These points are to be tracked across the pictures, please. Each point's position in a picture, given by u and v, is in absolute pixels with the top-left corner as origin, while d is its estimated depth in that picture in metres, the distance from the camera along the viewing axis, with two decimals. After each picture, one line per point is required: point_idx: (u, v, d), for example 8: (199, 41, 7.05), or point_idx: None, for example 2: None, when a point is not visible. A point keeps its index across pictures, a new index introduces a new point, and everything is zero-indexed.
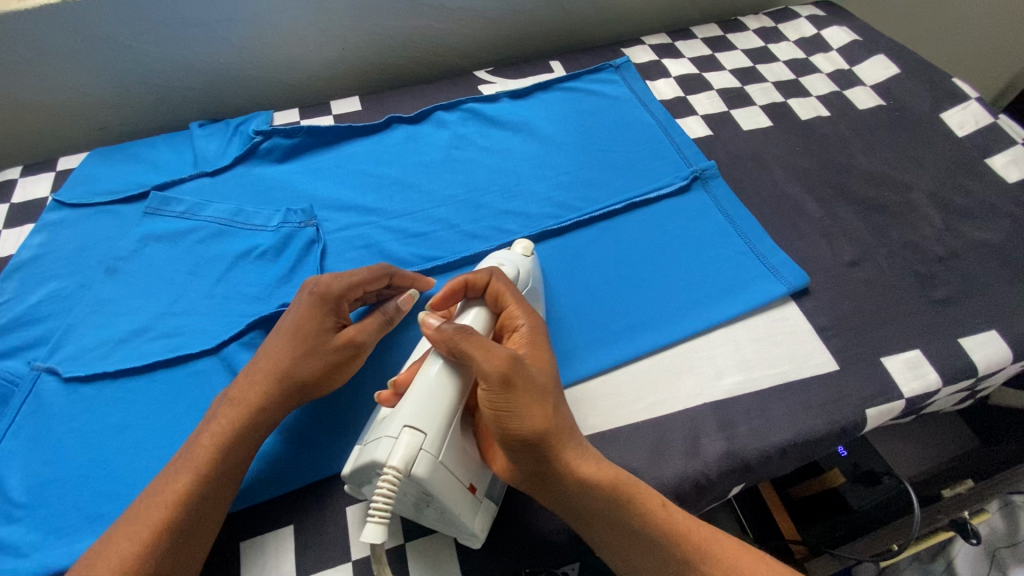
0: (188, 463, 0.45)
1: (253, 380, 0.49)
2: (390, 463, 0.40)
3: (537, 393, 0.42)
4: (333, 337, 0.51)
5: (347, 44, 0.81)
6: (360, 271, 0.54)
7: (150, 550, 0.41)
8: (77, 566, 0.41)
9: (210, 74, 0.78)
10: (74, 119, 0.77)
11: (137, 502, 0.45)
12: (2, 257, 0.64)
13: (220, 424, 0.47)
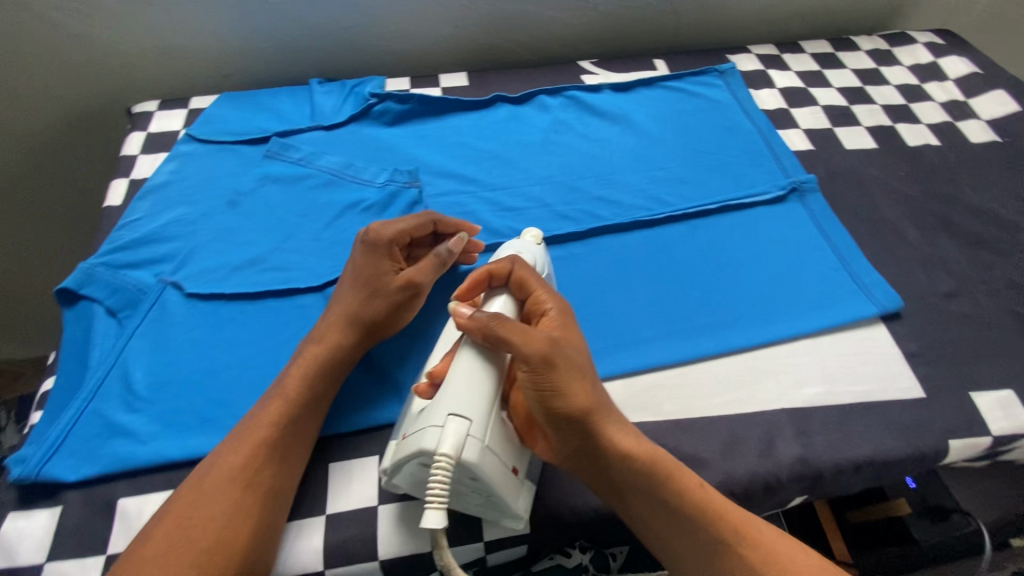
0: (281, 390, 0.50)
1: (327, 323, 0.54)
2: (441, 451, 0.41)
3: (577, 370, 0.44)
4: (392, 278, 0.55)
5: (462, 20, 0.84)
6: (407, 219, 0.57)
7: (256, 458, 0.46)
8: (194, 474, 0.46)
9: (333, 36, 0.82)
10: (209, 63, 0.83)
11: (237, 425, 0.50)
12: (138, 179, 0.70)
13: (306, 359, 0.52)
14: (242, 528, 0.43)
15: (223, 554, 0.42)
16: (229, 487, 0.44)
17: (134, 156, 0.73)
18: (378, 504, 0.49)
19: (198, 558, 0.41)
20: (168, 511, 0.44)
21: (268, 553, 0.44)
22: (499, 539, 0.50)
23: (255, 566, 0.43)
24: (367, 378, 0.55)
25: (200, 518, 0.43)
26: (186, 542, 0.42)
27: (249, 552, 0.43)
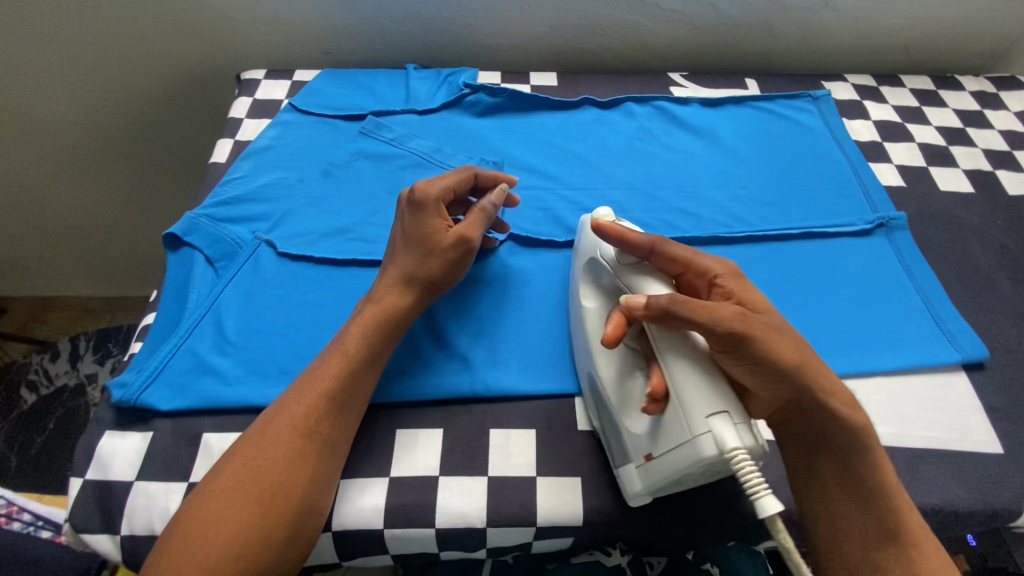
0: (341, 347, 0.52)
1: (387, 285, 0.55)
2: (731, 448, 0.39)
3: (777, 328, 0.43)
4: (443, 236, 0.56)
5: (558, 21, 0.86)
6: (446, 176, 0.59)
7: (316, 409, 0.49)
8: (260, 419, 0.49)
9: (432, 25, 0.85)
10: (314, 40, 0.88)
11: (299, 376, 0.52)
12: (242, 141, 0.75)
13: (365, 317, 0.54)
14: (300, 474, 0.46)
15: (283, 495, 0.45)
16: (290, 434, 0.47)
17: (240, 119, 0.77)
18: (440, 475, 0.51)
19: (261, 497, 0.45)
20: (235, 449, 0.47)
21: (324, 498, 0.47)
22: (551, 526, 0.50)
23: (311, 510, 0.46)
24: (440, 354, 0.57)
25: (262, 460, 0.46)
26: (252, 481, 0.45)
27: (306, 496, 0.46)
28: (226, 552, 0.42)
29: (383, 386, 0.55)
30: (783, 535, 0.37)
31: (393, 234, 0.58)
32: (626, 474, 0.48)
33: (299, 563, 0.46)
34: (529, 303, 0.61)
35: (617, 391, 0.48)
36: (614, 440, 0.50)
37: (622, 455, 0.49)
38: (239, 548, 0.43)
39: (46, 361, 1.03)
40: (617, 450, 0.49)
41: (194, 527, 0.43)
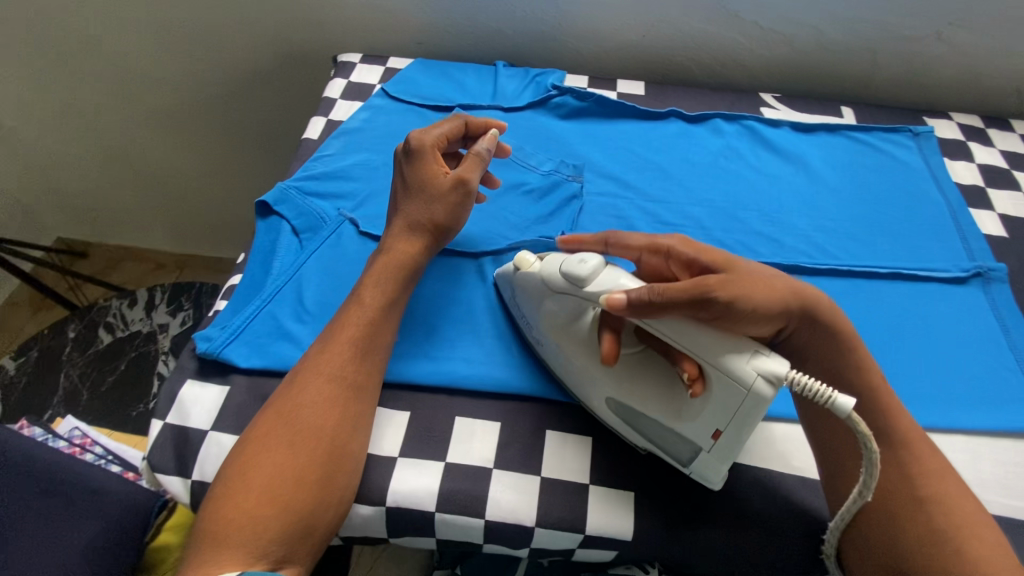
0: (358, 299, 0.54)
1: (395, 235, 0.58)
2: (781, 374, 0.41)
3: (754, 275, 0.46)
4: (441, 179, 0.58)
5: (652, 30, 0.85)
6: (440, 126, 0.61)
7: (342, 354, 0.51)
8: (290, 375, 0.51)
9: (526, 25, 0.87)
10: (409, 30, 0.90)
11: (321, 335, 0.54)
12: (334, 121, 0.78)
13: (378, 267, 0.56)
14: (331, 416, 0.48)
15: (317, 436, 0.47)
16: (317, 378, 0.50)
17: (334, 99, 0.80)
18: (494, 467, 0.51)
19: (295, 438, 0.47)
20: (271, 399, 0.50)
21: (356, 442, 0.49)
22: (599, 536, 0.49)
23: (345, 453, 0.48)
24: (504, 348, 0.58)
25: (292, 403, 0.48)
26: (286, 421, 0.48)
27: (339, 438, 0.48)
28: (268, 491, 0.45)
29: (449, 374, 0.56)
30: (860, 425, 0.41)
31: (394, 190, 0.61)
32: (701, 465, 0.48)
33: (341, 511, 0.48)
34: None
35: (644, 385, 0.49)
36: (664, 440, 0.50)
37: (682, 446, 0.49)
38: (280, 488, 0.45)
39: (123, 308, 1.09)
40: (671, 445, 0.50)
41: (241, 470, 0.46)
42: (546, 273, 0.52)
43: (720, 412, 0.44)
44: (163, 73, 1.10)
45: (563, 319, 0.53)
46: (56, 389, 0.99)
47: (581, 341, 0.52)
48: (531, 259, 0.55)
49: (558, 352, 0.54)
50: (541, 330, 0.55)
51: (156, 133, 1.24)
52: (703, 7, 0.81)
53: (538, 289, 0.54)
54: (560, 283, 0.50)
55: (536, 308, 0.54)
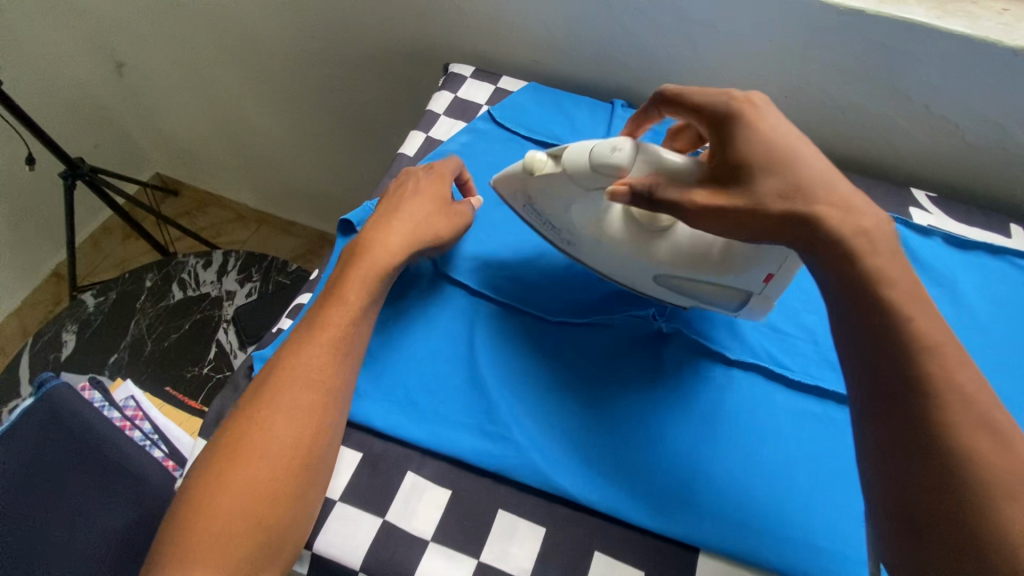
0: (341, 298, 0.51)
1: (390, 233, 0.55)
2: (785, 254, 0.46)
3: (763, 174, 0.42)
4: (451, 204, 0.60)
5: (799, 93, 0.75)
6: (453, 158, 0.64)
7: (319, 359, 0.48)
8: (263, 378, 0.48)
9: (655, 65, 0.79)
10: (529, 49, 0.85)
11: (294, 333, 0.50)
12: (434, 139, 0.75)
13: (365, 263, 0.53)
14: (305, 428, 0.46)
15: (290, 447, 0.45)
16: (290, 385, 0.47)
17: (438, 115, 0.77)
18: None
19: (266, 449, 0.45)
20: (239, 408, 0.47)
21: (330, 451, 0.47)
22: None
23: (320, 464, 0.46)
24: (560, 435, 0.52)
25: (263, 412, 0.46)
26: (258, 431, 0.45)
27: (313, 449, 0.46)
28: (238, 505, 0.43)
29: (498, 457, 0.50)
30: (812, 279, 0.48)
31: (390, 197, 0.59)
32: (749, 306, 0.54)
33: (313, 518, 0.46)
34: (684, 417, 0.53)
35: (683, 257, 0.50)
36: (709, 295, 0.54)
37: (731, 297, 0.53)
38: (252, 500, 0.43)
39: (198, 267, 1.11)
40: (714, 300, 0.54)
41: (209, 480, 0.44)
42: (572, 166, 0.50)
43: (764, 264, 0.48)
44: (275, 44, 1.10)
45: (595, 215, 0.53)
46: (125, 335, 1.03)
47: (619, 238, 0.52)
48: (543, 158, 0.53)
49: (596, 248, 0.55)
50: (574, 232, 0.55)
51: (260, 97, 1.26)
52: (868, 80, 0.71)
53: (565, 191, 0.52)
54: (591, 175, 0.49)
55: (565, 207, 0.54)
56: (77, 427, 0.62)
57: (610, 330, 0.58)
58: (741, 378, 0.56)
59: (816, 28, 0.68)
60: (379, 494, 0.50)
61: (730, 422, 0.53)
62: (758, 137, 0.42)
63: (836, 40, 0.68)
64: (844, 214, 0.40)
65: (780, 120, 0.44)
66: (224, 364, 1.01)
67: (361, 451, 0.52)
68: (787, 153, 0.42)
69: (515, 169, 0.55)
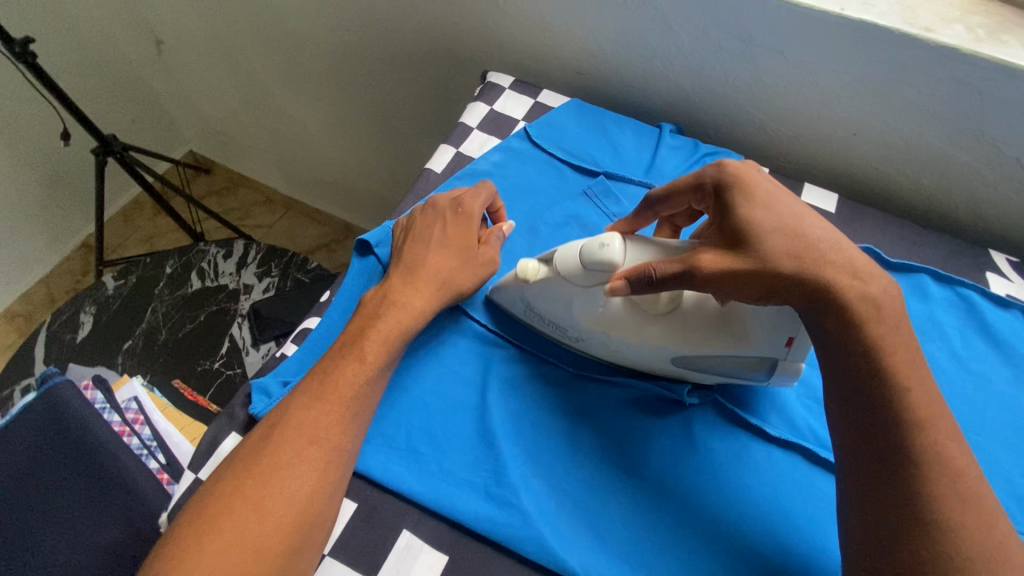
0: (359, 357, 0.47)
1: (416, 291, 0.52)
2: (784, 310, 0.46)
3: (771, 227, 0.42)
4: (478, 249, 0.56)
5: (871, 131, 0.68)
6: (482, 189, 0.58)
7: (330, 413, 0.44)
8: (269, 423, 0.44)
9: (710, 90, 0.73)
10: (574, 62, 0.79)
11: (309, 378, 0.47)
12: (465, 156, 0.70)
13: (387, 323, 0.49)
14: (306, 484, 0.42)
15: (291, 501, 0.41)
16: (297, 436, 0.43)
17: (470, 128, 0.72)
18: None
19: (263, 501, 0.41)
20: (239, 451, 0.44)
21: (331, 509, 0.43)
22: None
23: (317, 523, 0.42)
24: (575, 506, 0.47)
25: (266, 461, 0.42)
26: (258, 479, 0.41)
27: (313, 506, 0.42)
28: (226, 559, 0.39)
29: (505, 525, 0.46)
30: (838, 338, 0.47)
31: (413, 241, 0.55)
32: (777, 375, 0.50)
33: None
34: (713, 497, 0.48)
35: (705, 329, 0.48)
36: (734, 370, 0.51)
37: (754, 368, 0.50)
38: (239, 554, 0.39)
39: (218, 257, 1.09)
40: (740, 373, 0.51)
41: (197, 530, 0.40)
42: (564, 267, 0.50)
43: (784, 328, 0.46)
44: (311, 34, 1.06)
45: (600, 309, 0.51)
46: (140, 322, 1.02)
47: (632, 322, 0.50)
48: (535, 265, 0.53)
49: (609, 340, 0.52)
50: (580, 327, 0.53)
51: (293, 85, 1.22)
52: (953, 124, 0.63)
53: (561, 289, 0.52)
54: (587, 274, 0.49)
55: (565, 307, 0.52)
56: (75, 429, 0.62)
57: (639, 390, 0.54)
58: (781, 458, 0.51)
59: (900, 63, 0.60)
60: (372, 551, 0.46)
61: (767, 511, 0.47)
62: (751, 198, 0.44)
63: (922, 78, 0.61)
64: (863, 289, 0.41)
65: (765, 180, 0.45)
66: (235, 361, 0.99)
67: (358, 500, 0.48)
68: (783, 211, 0.43)
69: (505, 282, 0.55)
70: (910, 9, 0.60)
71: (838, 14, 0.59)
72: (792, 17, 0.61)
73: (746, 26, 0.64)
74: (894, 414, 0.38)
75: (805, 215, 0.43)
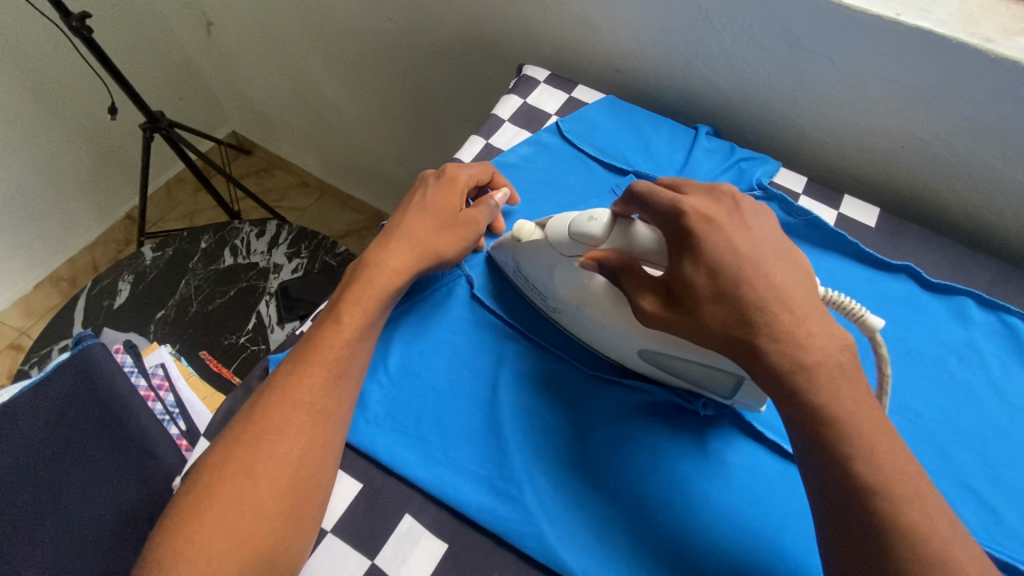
0: (336, 321, 0.49)
1: (389, 250, 0.53)
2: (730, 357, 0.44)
3: (717, 289, 0.40)
4: (457, 213, 0.56)
5: (919, 144, 0.64)
6: (473, 165, 0.59)
7: (313, 377, 0.46)
8: (260, 394, 0.46)
9: (751, 93, 0.70)
10: (612, 59, 0.78)
11: (294, 349, 0.49)
12: (494, 147, 0.70)
13: (361, 285, 0.51)
14: (294, 447, 0.43)
15: (282, 465, 0.43)
16: (281, 403, 0.45)
17: (502, 120, 0.72)
18: None
19: (254, 467, 0.42)
20: (230, 424, 0.45)
21: (324, 472, 0.44)
22: None
23: (310, 485, 0.43)
24: (576, 507, 0.47)
25: (253, 428, 0.44)
26: (247, 446, 0.43)
27: (304, 468, 0.43)
28: (224, 522, 0.40)
29: (503, 518, 0.46)
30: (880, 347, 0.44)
31: (398, 208, 0.57)
32: (742, 394, 0.48)
33: (305, 546, 0.43)
34: (721, 512, 0.47)
35: (660, 337, 0.48)
36: (698, 378, 0.50)
37: (720, 383, 0.49)
38: (236, 517, 0.41)
39: (251, 236, 1.12)
40: (702, 381, 0.50)
41: (195, 496, 0.42)
42: (554, 236, 0.51)
43: (728, 362, 0.44)
44: (354, 21, 1.07)
45: (578, 282, 0.52)
46: (174, 293, 1.05)
47: (602, 304, 0.51)
48: (531, 227, 0.54)
49: (581, 315, 0.53)
50: (558, 296, 0.54)
51: (334, 71, 1.24)
52: (1010, 141, 0.59)
53: (547, 255, 0.53)
54: (572, 244, 0.50)
55: (547, 275, 0.54)
56: (103, 387, 0.66)
57: (648, 393, 0.53)
58: (797, 476, 0.49)
59: (955, 74, 0.57)
60: (373, 532, 0.46)
61: (777, 529, 0.46)
62: (705, 258, 0.41)
63: (979, 92, 0.57)
64: None
65: (736, 240, 0.42)
66: (260, 337, 1.01)
67: (362, 481, 0.49)
68: (734, 276, 0.40)
69: (505, 241, 0.57)
70: (970, 17, 0.57)
71: (891, 19, 0.56)
72: (841, 21, 0.59)
73: (792, 28, 0.62)
74: None
75: (762, 283, 0.40)
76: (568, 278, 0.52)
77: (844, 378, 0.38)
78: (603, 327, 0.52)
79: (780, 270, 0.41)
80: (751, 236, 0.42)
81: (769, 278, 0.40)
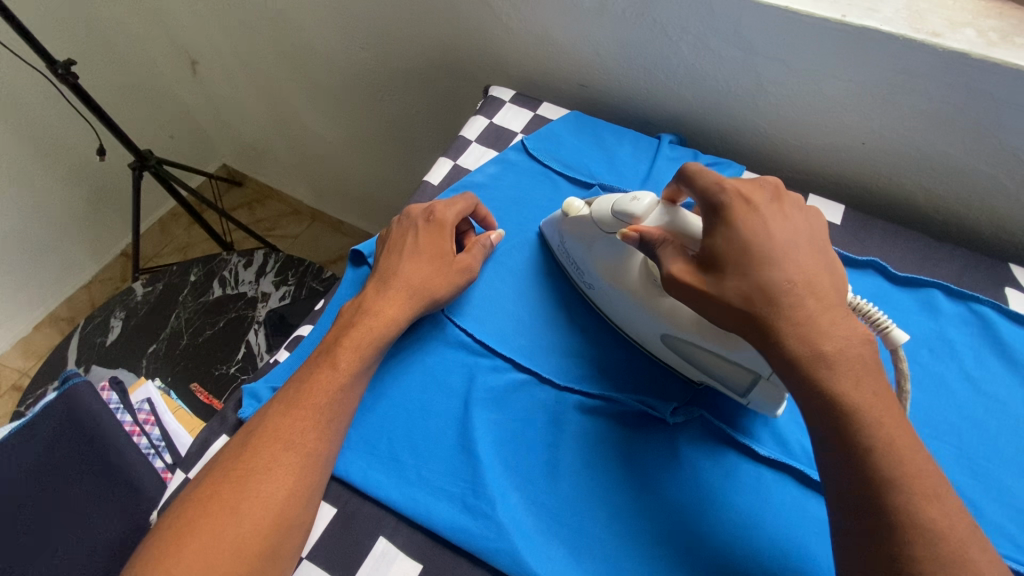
0: (332, 364, 0.49)
1: (387, 300, 0.54)
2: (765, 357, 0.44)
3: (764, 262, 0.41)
4: (452, 256, 0.58)
5: (881, 140, 0.65)
6: (457, 200, 0.61)
7: (303, 420, 0.47)
8: (247, 431, 0.47)
9: (712, 100, 0.72)
10: (575, 75, 0.80)
11: (289, 386, 0.49)
12: (462, 167, 0.72)
13: (361, 331, 0.52)
14: (282, 487, 0.44)
15: (266, 506, 0.43)
16: (272, 443, 0.45)
17: (469, 141, 0.74)
18: None
19: (240, 504, 0.43)
20: (215, 461, 0.46)
21: (306, 513, 0.45)
22: None
23: (294, 525, 0.44)
24: (549, 521, 0.47)
25: (242, 466, 0.44)
26: (235, 484, 0.44)
27: (290, 510, 0.44)
28: (203, 559, 0.41)
29: (475, 536, 0.46)
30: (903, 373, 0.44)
31: (390, 252, 0.58)
32: (758, 394, 0.49)
33: None
34: (700, 520, 0.46)
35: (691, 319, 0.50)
36: (717, 371, 0.51)
37: (736, 378, 0.50)
38: (215, 555, 0.41)
39: (239, 266, 1.14)
40: (724, 376, 0.51)
41: (175, 529, 0.42)
42: (596, 214, 0.55)
43: (757, 358, 0.45)
44: (329, 50, 1.09)
45: (614, 259, 0.55)
46: (165, 326, 1.07)
47: (634, 281, 0.54)
48: (579, 205, 0.58)
49: (613, 296, 0.56)
50: (593, 275, 0.57)
51: (314, 100, 1.27)
52: (966, 130, 0.60)
53: (590, 231, 0.57)
54: (614, 221, 0.54)
55: (586, 250, 0.57)
56: (89, 426, 0.66)
57: (621, 405, 0.52)
58: (770, 479, 0.49)
59: (906, 70, 0.58)
60: (349, 556, 0.47)
61: (750, 536, 0.46)
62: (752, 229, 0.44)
63: (930, 86, 0.58)
64: (831, 316, 0.40)
65: (774, 225, 0.43)
66: (249, 366, 1.03)
67: (337, 506, 0.49)
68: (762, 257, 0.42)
69: (552, 216, 0.62)
70: (917, 13, 0.58)
71: (838, 20, 0.57)
72: (791, 26, 0.60)
73: (746, 34, 0.63)
74: (874, 442, 0.36)
75: (786, 266, 0.42)
76: (610, 252, 0.55)
77: (800, 382, 0.38)
78: (632, 306, 0.54)
79: (808, 253, 0.43)
80: (788, 223, 0.44)
81: (794, 262, 0.42)
